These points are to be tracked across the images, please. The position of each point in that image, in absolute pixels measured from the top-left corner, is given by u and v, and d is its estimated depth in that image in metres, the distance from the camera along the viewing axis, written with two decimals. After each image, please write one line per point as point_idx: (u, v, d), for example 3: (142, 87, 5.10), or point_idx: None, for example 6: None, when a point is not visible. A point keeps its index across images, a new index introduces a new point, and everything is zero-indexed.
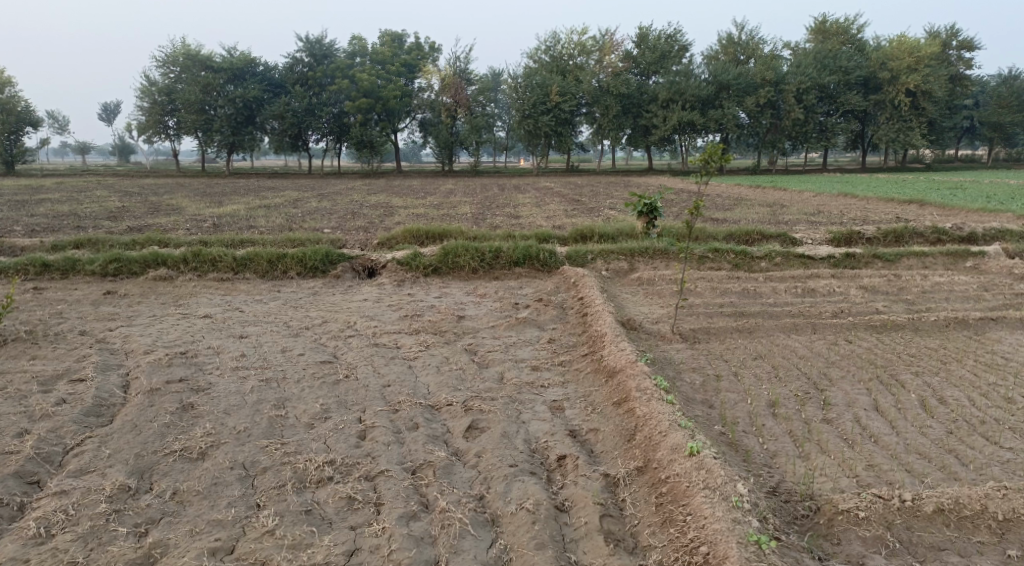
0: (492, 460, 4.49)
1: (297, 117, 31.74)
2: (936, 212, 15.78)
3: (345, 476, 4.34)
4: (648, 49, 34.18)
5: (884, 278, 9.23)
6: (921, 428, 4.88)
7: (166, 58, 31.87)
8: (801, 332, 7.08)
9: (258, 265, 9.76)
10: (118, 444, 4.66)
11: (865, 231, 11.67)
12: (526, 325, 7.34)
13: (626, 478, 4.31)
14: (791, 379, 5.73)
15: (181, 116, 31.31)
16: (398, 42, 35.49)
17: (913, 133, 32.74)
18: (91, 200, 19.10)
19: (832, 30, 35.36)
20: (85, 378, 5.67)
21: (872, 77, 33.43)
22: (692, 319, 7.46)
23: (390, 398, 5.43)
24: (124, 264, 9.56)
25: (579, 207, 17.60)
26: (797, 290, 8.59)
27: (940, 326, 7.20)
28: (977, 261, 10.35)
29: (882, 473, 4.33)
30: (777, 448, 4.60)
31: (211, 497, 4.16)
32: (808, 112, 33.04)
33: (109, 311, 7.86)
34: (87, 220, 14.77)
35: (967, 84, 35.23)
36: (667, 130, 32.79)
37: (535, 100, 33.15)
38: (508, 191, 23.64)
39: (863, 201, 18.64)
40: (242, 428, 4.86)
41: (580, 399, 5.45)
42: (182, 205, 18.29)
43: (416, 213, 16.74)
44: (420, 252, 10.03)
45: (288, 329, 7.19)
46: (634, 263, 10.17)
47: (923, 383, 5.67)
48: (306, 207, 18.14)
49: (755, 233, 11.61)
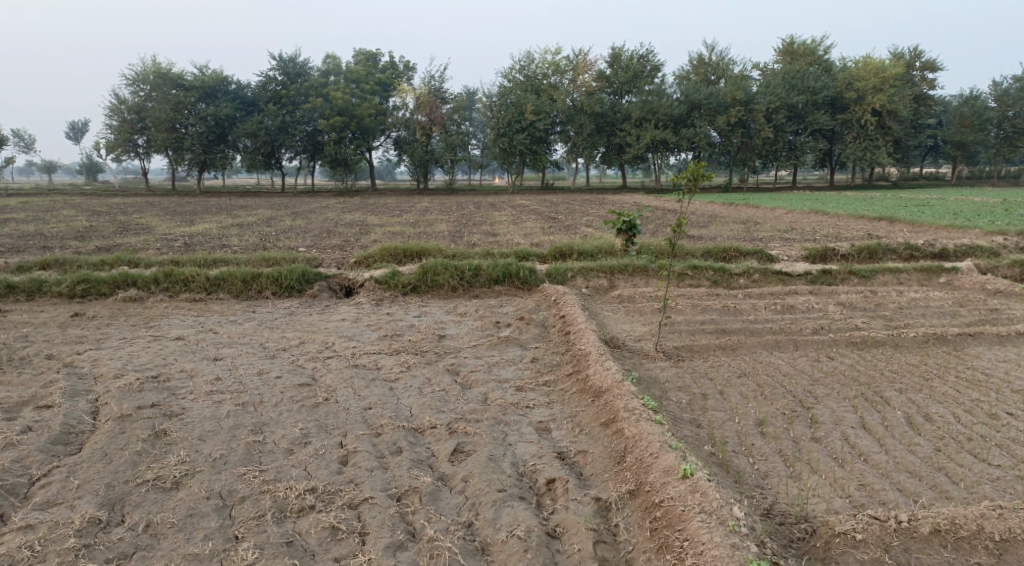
0: (479, 485, 4.37)
1: (270, 135, 31.46)
2: (905, 228, 16.06)
3: (328, 504, 4.18)
4: (621, 68, 34.56)
5: (861, 294, 9.31)
6: (910, 446, 4.87)
7: (136, 76, 31.42)
8: (783, 349, 7.08)
9: (232, 285, 9.55)
10: (86, 473, 4.45)
11: (840, 247, 11.80)
12: (508, 344, 7.25)
13: (618, 502, 4.22)
14: (777, 397, 5.70)
15: (151, 135, 30.84)
16: (372, 61, 35.45)
17: (879, 152, 33.51)
18: (58, 219, 18.66)
19: (800, 51, 36.10)
20: (53, 404, 5.44)
21: (839, 97, 34.16)
22: (674, 337, 7.43)
23: (372, 421, 5.28)
24: (92, 285, 9.30)
25: (557, 225, 17.62)
26: (777, 306, 8.62)
27: (919, 342, 7.25)
28: (950, 276, 10.49)
29: (875, 493, 4.29)
30: (768, 468, 4.55)
31: (187, 529, 3.98)
32: (778, 130, 33.59)
33: (77, 334, 7.60)
34: (54, 240, 14.39)
35: (930, 103, 36.15)
36: (640, 149, 33.12)
37: (510, 118, 33.28)
38: (484, 208, 23.58)
39: (834, 218, 18.93)
40: (217, 455, 4.67)
41: (566, 419, 5.36)
42: (152, 224, 17.92)
43: (392, 231, 16.59)
44: (398, 271, 9.90)
45: (265, 350, 7.00)
46: (614, 280, 10.15)
47: (908, 400, 5.68)
48: (280, 225, 17.89)
49: (732, 250, 11.68)
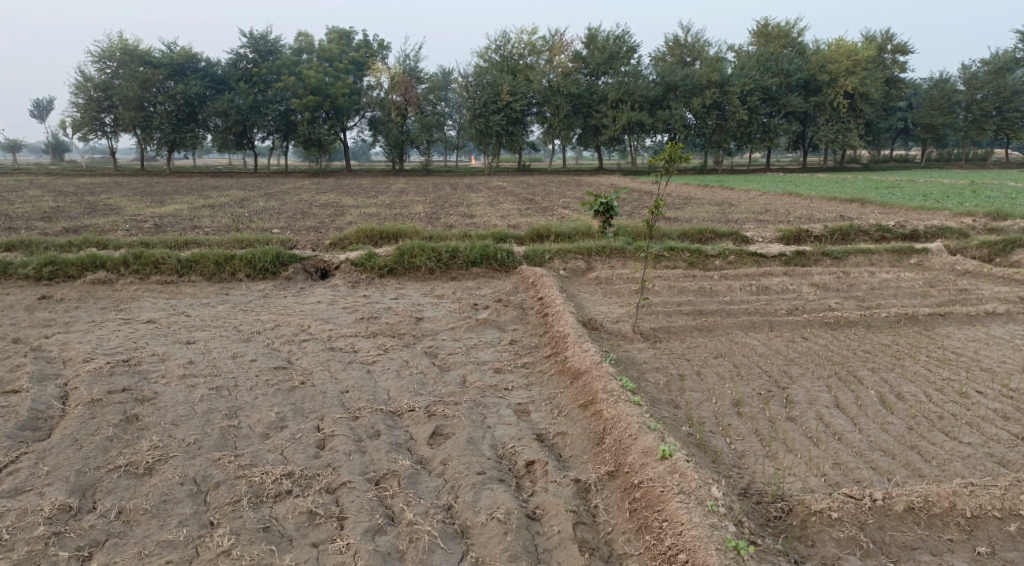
0: (459, 468, 4.35)
1: (241, 115, 30.85)
2: (877, 210, 16.26)
3: (305, 489, 4.14)
4: (597, 49, 34.41)
5: (834, 275, 9.41)
6: (884, 425, 4.95)
7: (101, 52, 30.51)
8: (758, 330, 7.14)
9: (204, 267, 9.37)
10: (56, 460, 4.35)
11: (814, 229, 11.91)
12: (486, 326, 7.22)
13: (597, 483, 4.24)
14: (752, 378, 5.75)
15: (118, 113, 30.06)
16: (345, 39, 34.86)
17: (852, 134, 33.85)
18: (23, 199, 18.18)
19: (774, 33, 36.20)
20: (20, 389, 5.30)
21: (813, 80, 34.38)
22: (652, 318, 7.46)
23: (349, 404, 5.23)
24: (59, 267, 9.06)
25: (534, 207, 17.56)
26: (752, 287, 8.68)
27: (892, 322, 7.36)
28: (920, 257, 10.65)
29: (850, 471, 4.35)
30: (744, 448, 4.59)
31: (161, 515, 3.91)
32: (753, 113, 33.74)
33: (44, 317, 7.41)
34: (19, 221, 14.00)
35: (901, 86, 36.55)
36: (617, 130, 33.06)
37: (486, 98, 33.01)
38: (461, 190, 23.42)
39: (807, 200, 19.12)
40: (191, 440, 4.60)
41: (545, 401, 5.36)
42: (121, 205, 17.53)
43: (368, 212, 16.41)
44: (375, 253, 9.79)
45: (238, 333, 6.90)
46: (591, 262, 10.14)
47: (881, 379, 5.76)
48: (253, 206, 17.59)
49: (707, 231, 11.73)
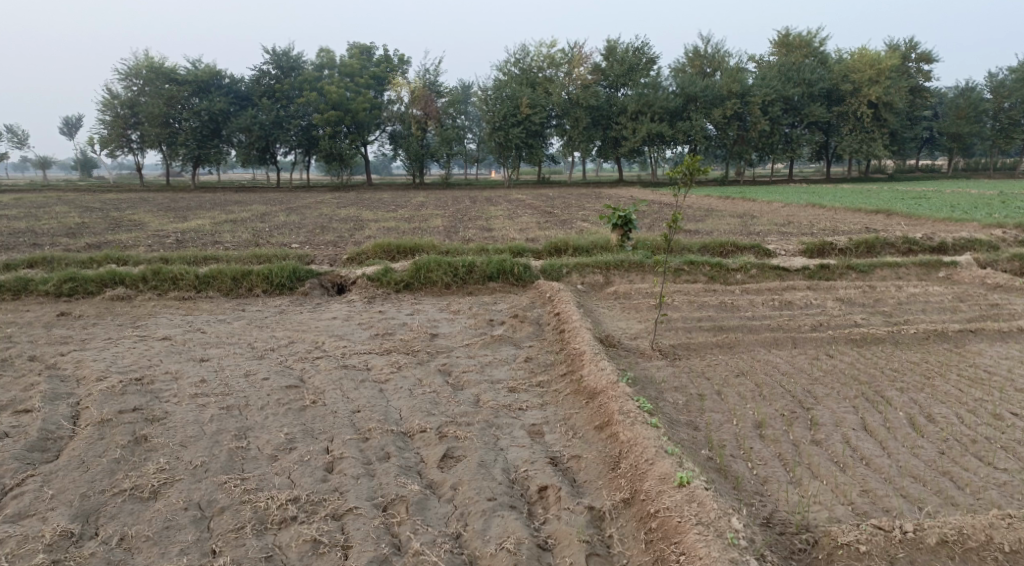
0: (469, 493, 4.22)
1: (264, 130, 31.18)
2: (903, 222, 15.92)
3: (310, 515, 4.03)
4: (617, 61, 34.34)
5: (860, 290, 9.16)
6: (913, 449, 4.73)
7: (128, 70, 31.09)
8: (781, 347, 6.93)
9: (222, 283, 9.37)
10: (61, 483, 4.29)
11: (838, 242, 11.65)
12: (502, 343, 7.10)
13: (613, 511, 4.08)
14: (775, 398, 5.56)
15: (144, 130, 30.55)
16: (366, 54, 35.18)
17: (876, 144, 33.34)
18: (50, 216, 18.46)
19: (796, 43, 35.88)
20: (31, 408, 5.27)
21: (835, 89, 33.96)
22: (671, 334, 7.28)
23: (360, 425, 5.12)
24: (79, 283, 9.12)
25: (552, 220, 17.49)
26: (775, 302, 8.46)
27: (920, 339, 7.11)
28: (949, 271, 10.36)
29: (878, 499, 4.15)
30: (767, 473, 4.41)
31: (163, 543, 3.82)
32: (774, 123, 33.39)
33: (62, 334, 7.43)
34: (45, 237, 14.19)
35: (926, 95, 36.01)
36: (636, 142, 32.87)
37: (505, 111, 33.07)
38: (480, 203, 23.38)
39: (831, 211, 18.80)
40: (199, 463, 4.52)
41: (560, 422, 5.21)
42: (145, 221, 17.72)
43: (387, 226, 16.41)
44: (391, 268, 9.73)
45: (252, 351, 6.84)
46: (610, 276, 9.99)
47: (909, 400, 5.54)
48: (273, 221, 17.69)
49: (728, 244, 11.53)
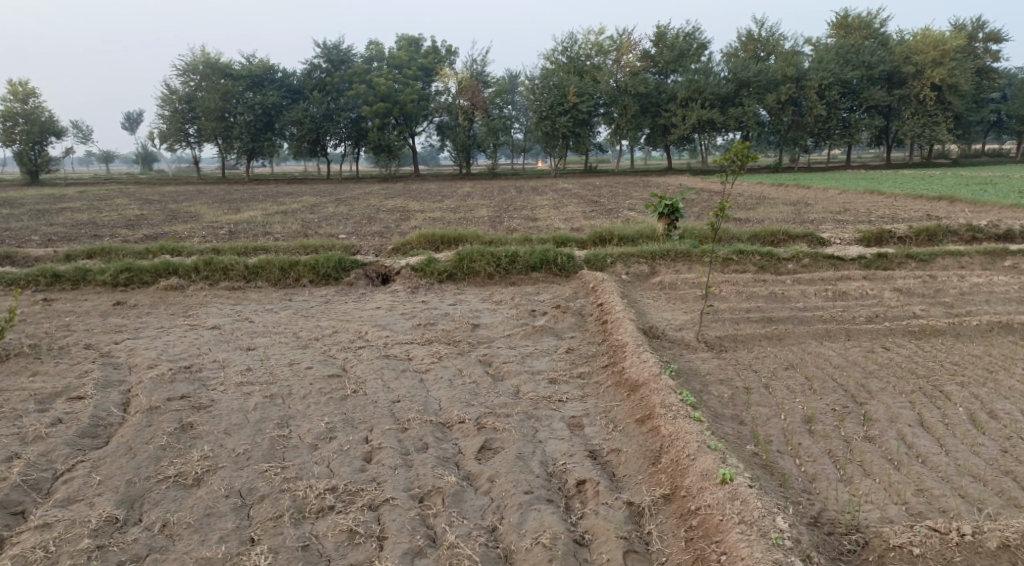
0: (505, 486, 4.17)
1: (315, 123, 31.67)
2: (967, 209, 15.18)
3: (347, 505, 4.04)
4: (666, 48, 33.67)
5: (919, 279, 8.76)
6: (975, 447, 4.47)
7: (185, 67, 31.98)
8: (833, 339, 6.68)
9: (270, 273, 9.52)
10: (109, 469, 4.41)
11: (897, 230, 11.18)
12: (544, 333, 7.03)
13: (652, 507, 3.97)
14: (826, 392, 5.34)
15: (201, 124, 31.39)
16: (414, 46, 35.35)
17: (940, 128, 31.91)
18: (111, 208, 19.11)
19: (854, 24, 34.59)
20: (84, 395, 5.44)
21: (896, 72, 32.59)
22: (717, 326, 7.09)
23: (399, 415, 5.13)
24: (135, 273, 9.39)
25: (599, 209, 17.27)
26: (828, 293, 8.15)
27: (983, 331, 6.76)
28: (1017, 260, 9.83)
29: (934, 499, 3.94)
30: (816, 471, 4.23)
31: (203, 530, 3.89)
32: (831, 108, 32.24)
33: (117, 323, 7.67)
34: (105, 229, 14.67)
35: (994, 77, 34.30)
36: (686, 129, 32.21)
37: (553, 100, 32.85)
38: (526, 193, 23.28)
39: (891, 198, 18.09)
40: (241, 451, 4.58)
41: (600, 414, 5.12)
42: (200, 212, 18.20)
43: (433, 216, 16.48)
44: (435, 258, 9.74)
45: (297, 340, 6.93)
46: (655, 266, 9.80)
47: (971, 395, 5.24)
48: (322, 212, 17.96)
49: (780, 233, 11.18)
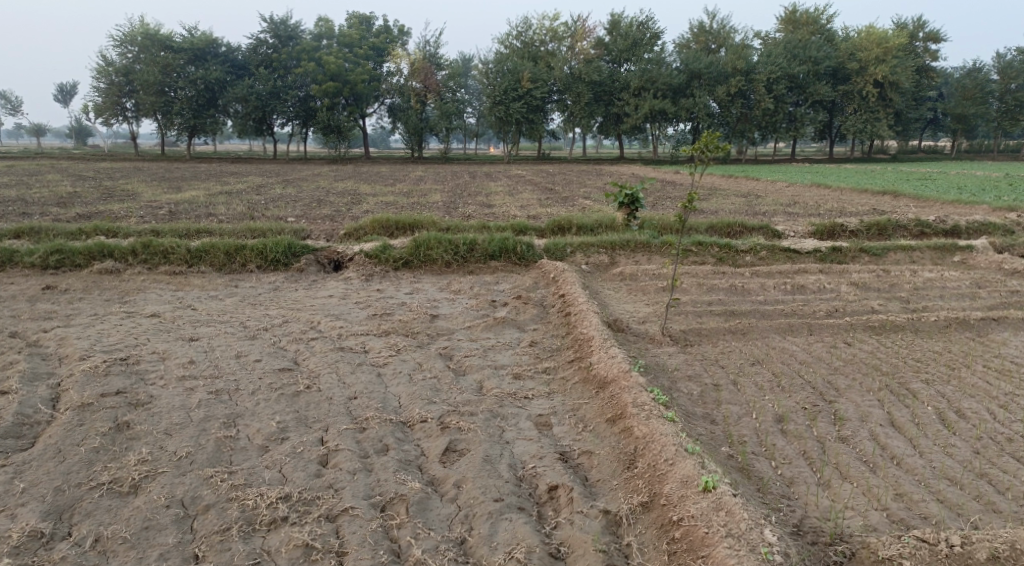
0: (473, 492, 3.94)
1: (261, 100, 30.61)
2: (911, 204, 15.56)
3: (303, 515, 3.74)
4: (620, 36, 33.61)
5: (874, 274, 8.83)
6: (947, 449, 4.44)
7: (123, 37, 30.45)
8: (796, 333, 6.63)
9: (214, 257, 9.01)
10: (34, 475, 3.99)
11: (849, 224, 11.30)
12: (505, 325, 6.79)
13: (630, 516, 3.80)
14: (795, 389, 5.25)
15: (139, 98, 29.94)
16: (366, 25, 34.43)
17: (880, 124, 32.85)
18: (41, 184, 17.99)
19: (802, 20, 35.22)
20: (8, 390, 4.96)
21: (841, 68, 33.33)
22: (680, 319, 6.97)
23: (356, 413, 4.82)
24: (66, 256, 8.76)
25: (553, 197, 17.12)
26: (787, 286, 8.13)
27: (941, 327, 6.82)
28: (964, 255, 10.03)
29: (915, 505, 3.88)
30: (793, 474, 4.13)
31: (140, 546, 3.54)
32: (778, 101, 32.75)
33: (46, 309, 7.10)
34: (35, 207, 13.76)
35: (932, 76, 35.42)
36: (639, 119, 32.25)
37: (506, 85, 32.45)
38: (480, 178, 22.96)
39: (837, 192, 18.43)
40: (184, 453, 4.21)
41: (568, 413, 4.91)
42: (138, 191, 17.29)
43: (385, 201, 16.03)
44: (390, 245, 9.38)
45: (244, 330, 6.51)
46: (615, 256, 9.65)
47: (937, 393, 5.23)
48: (269, 193, 17.32)
49: (736, 225, 11.19)
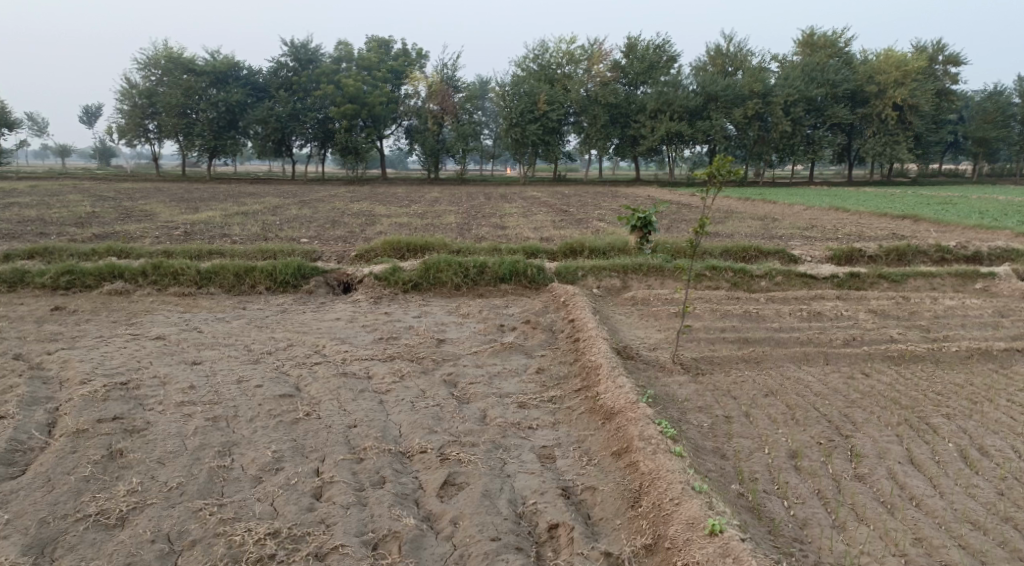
0: (470, 531, 3.79)
1: (280, 122, 30.98)
2: (932, 228, 15.27)
3: (291, 553, 3.61)
4: (637, 59, 33.66)
5: (893, 301, 8.60)
6: (969, 490, 4.22)
7: (147, 60, 31.00)
8: (812, 363, 6.42)
9: (224, 278, 8.97)
10: (20, 505, 3.89)
11: (867, 249, 11.07)
12: (512, 351, 6.63)
13: (632, 560, 3.64)
14: (810, 423, 5.05)
15: (162, 120, 30.41)
16: (385, 48, 34.77)
17: (900, 147, 32.49)
18: (62, 204, 18.19)
19: (820, 43, 35.09)
20: (4, 415, 4.88)
21: (859, 91, 33.06)
22: (693, 346, 6.79)
23: (355, 442, 4.69)
24: (77, 276, 8.76)
25: (568, 218, 17.04)
26: (803, 313, 7.92)
27: (962, 358, 6.58)
28: (987, 282, 9.76)
29: (935, 552, 3.69)
30: (807, 515, 3.94)
31: None
32: (796, 124, 32.60)
33: (53, 330, 7.07)
34: (53, 226, 13.89)
35: (952, 99, 35.09)
36: (655, 141, 32.21)
37: (523, 108, 32.61)
38: (495, 200, 22.96)
39: (856, 215, 18.15)
40: (175, 484, 4.10)
41: (572, 445, 4.75)
42: (156, 211, 17.40)
43: (399, 222, 16.02)
44: (400, 267, 9.29)
45: (248, 354, 6.41)
46: (627, 280, 9.49)
47: (959, 429, 5.00)
48: (284, 214, 17.38)
49: (752, 249, 10.99)
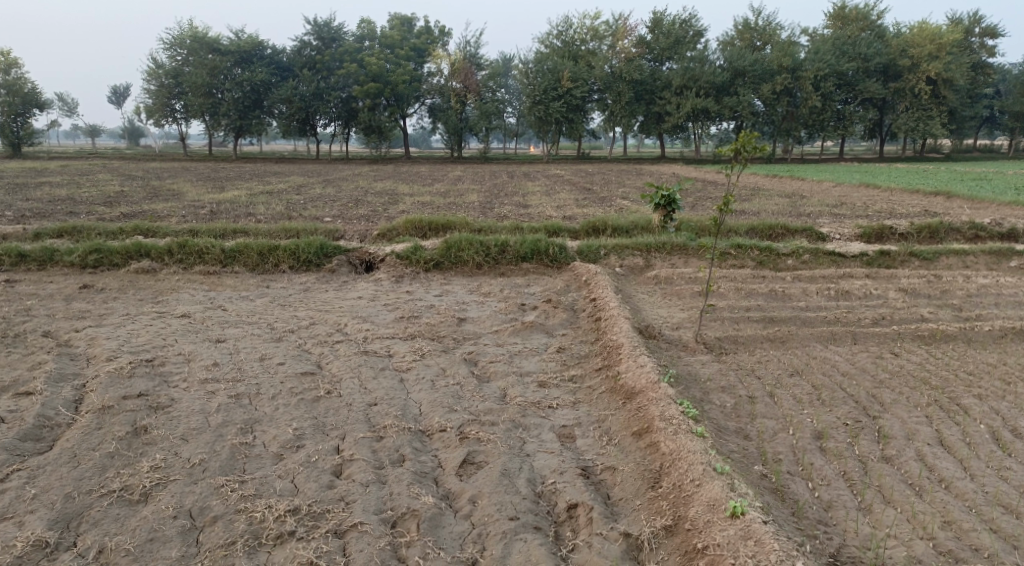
0: (489, 510, 3.78)
1: (304, 102, 30.98)
2: (966, 205, 14.85)
3: (311, 530, 3.63)
4: (662, 34, 33.08)
5: (924, 279, 8.38)
6: (1001, 472, 4.11)
7: (172, 40, 31.20)
8: (839, 342, 6.29)
9: (247, 258, 9.03)
10: (47, 481, 3.96)
11: (898, 226, 10.79)
12: (533, 330, 6.59)
13: (652, 541, 3.60)
14: (836, 403, 4.94)
15: (188, 100, 30.64)
16: (407, 26, 34.51)
17: (933, 123, 31.56)
18: (91, 184, 18.44)
19: (852, 15, 34.10)
20: (33, 391, 4.97)
21: (892, 64, 32.11)
22: (716, 326, 6.68)
23: (374, 421, 4.69)
24: (104, 255, 8.87)
25: (591, 197, 16.87)
26: (830, 291, 7.76)
27: (996, 337, 6.39)
28: (1022, 260, 9.46)
29: (964, 535, 3.60)
30: (832, 498, 3.87)
31: (144, 560, 3.47)
32: (826, 99, 31.81)
33: (81, 308, 7.17)
34: (82, 206, 14.09)
35: (989, 72, 34.00)
36: (680, 118, 31.70)
37: (546, 85, 32.28)
38: (518, 178, 22.80)
39: (887, 193, 17.71)
40: (197, 461, 4.14)
41: (592, 424, 4.71)
42: (183, 191, 17.56)
43: (422, 201, 15.98)
44: (421, 246, 9.26)
45: (271, 332, 6.45)
46: (650, 258, 9.36)
47: (990, 410, 4.87)
48: (308, 193, 17.45)
49: (778, 227, 10.79)
